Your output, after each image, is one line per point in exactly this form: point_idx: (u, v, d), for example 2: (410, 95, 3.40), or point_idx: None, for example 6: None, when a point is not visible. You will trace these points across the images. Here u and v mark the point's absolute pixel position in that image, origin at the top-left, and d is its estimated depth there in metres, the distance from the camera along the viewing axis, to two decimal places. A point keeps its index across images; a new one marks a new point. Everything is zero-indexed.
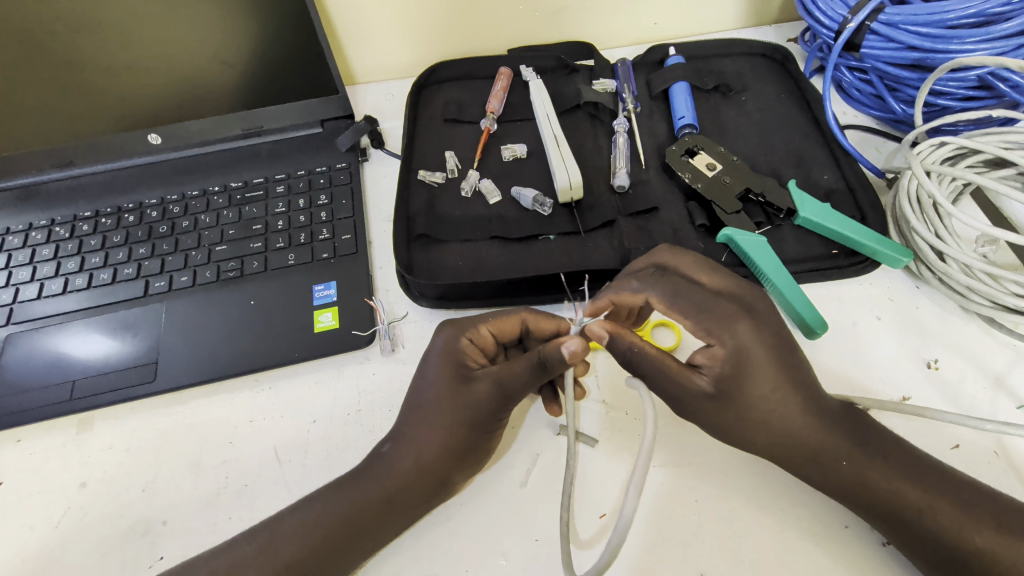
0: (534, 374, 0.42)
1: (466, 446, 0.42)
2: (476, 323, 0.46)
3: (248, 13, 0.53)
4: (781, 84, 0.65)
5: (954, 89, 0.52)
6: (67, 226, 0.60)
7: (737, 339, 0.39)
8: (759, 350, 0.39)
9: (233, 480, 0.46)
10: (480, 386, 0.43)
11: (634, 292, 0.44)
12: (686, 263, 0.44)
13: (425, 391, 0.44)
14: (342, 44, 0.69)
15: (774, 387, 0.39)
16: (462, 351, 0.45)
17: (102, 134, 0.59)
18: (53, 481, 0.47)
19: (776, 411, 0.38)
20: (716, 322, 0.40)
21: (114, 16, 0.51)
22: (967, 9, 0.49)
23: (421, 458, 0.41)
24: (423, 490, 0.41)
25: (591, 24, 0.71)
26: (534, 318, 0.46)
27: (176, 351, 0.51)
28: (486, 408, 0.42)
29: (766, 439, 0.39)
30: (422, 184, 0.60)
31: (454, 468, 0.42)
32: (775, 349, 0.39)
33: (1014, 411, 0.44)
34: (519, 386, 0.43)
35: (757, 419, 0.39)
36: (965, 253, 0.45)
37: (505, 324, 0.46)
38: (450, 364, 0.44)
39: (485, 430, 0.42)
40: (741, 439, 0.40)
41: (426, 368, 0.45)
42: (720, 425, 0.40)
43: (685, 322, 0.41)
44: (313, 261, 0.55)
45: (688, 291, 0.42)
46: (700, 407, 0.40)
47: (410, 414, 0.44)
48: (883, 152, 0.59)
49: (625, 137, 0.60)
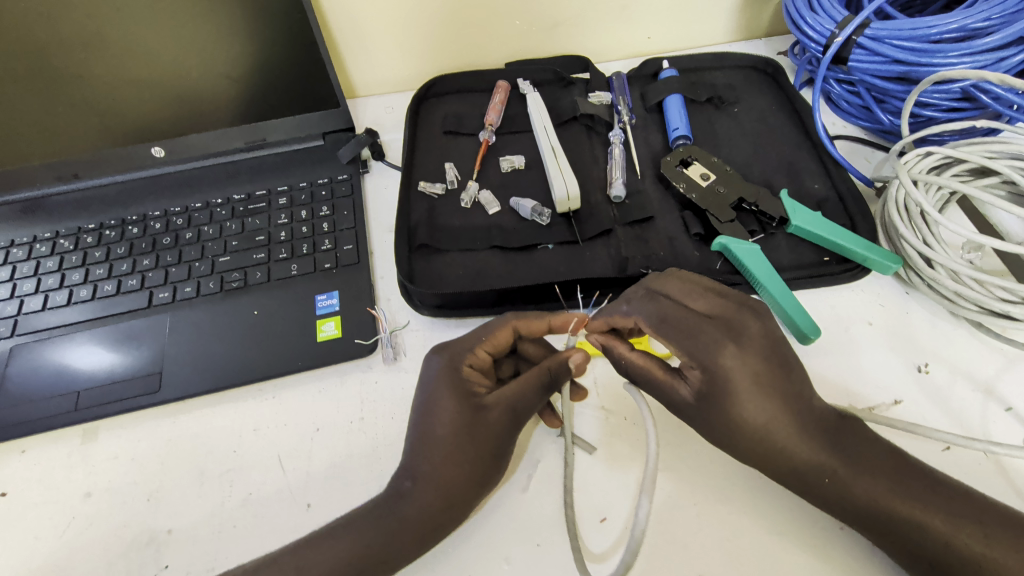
0: (542, 389, 0.44)
1: (487, 472, 0.42)
2: (472, 347, 0.46)
3: (251, 28, 0.55)
4: (772, 96, 0.66)
5: (938, 101, 0.54)
6: (72, 238, 0.61)
7: (720, 362, 0.40)
8: (740, 374, 0.40)
9: (238, 489, 0.46)
10: (494, 412, 0.43)
11: (624, 315, 0.45)
12: (676, 288, 0.45)
13: (437, 425, 0.43)
14: (343, 58, 0.70)
15: (760, 404, 0.39)
16: (466, 379, 0.45)
17: (105, 147, 0.60)
18: (58, 491, 0.47)
19: (762, 426, 0.39)
20: (699, 347, 0.41)
21: (121, 33, 0.52)
22: (949, 24, 0.50)
23: (445, 491, 0.41)
24: (450, 521, 0.41)
25: (587, 38, 0.73)
26: (526, 321, 0.47)
27: (180, 361, 0.52)
28: (504, 433, 0.43)
29: (753, 451, 0.40)
30: (423, 195, 0.61)
31: (477, 494, 0.42)
32: (759, 374, 0.40)
33: (1002, 414, 0.45)
34: (531, 406, 0.44)
35: (741, 434, 0.40)
36: (952, 260, 0.46)
37: (498, 338, 0.47)
38: (457, 393, 0.44)
39: (504, 454, 0.43)
40: (728, 449, 0.41)
41: (433, 400, 0.44)
42: (704, 434, 0.42)
43: (670, 347, 0.42)
44: (316, 272, 0.56)
45: (674, 315, 0.43)
46: (686, 414, 0.42)
47: (424, 449, 0.43)
48: (872, 162, 0.61)
49: (620, 148, 0.61)
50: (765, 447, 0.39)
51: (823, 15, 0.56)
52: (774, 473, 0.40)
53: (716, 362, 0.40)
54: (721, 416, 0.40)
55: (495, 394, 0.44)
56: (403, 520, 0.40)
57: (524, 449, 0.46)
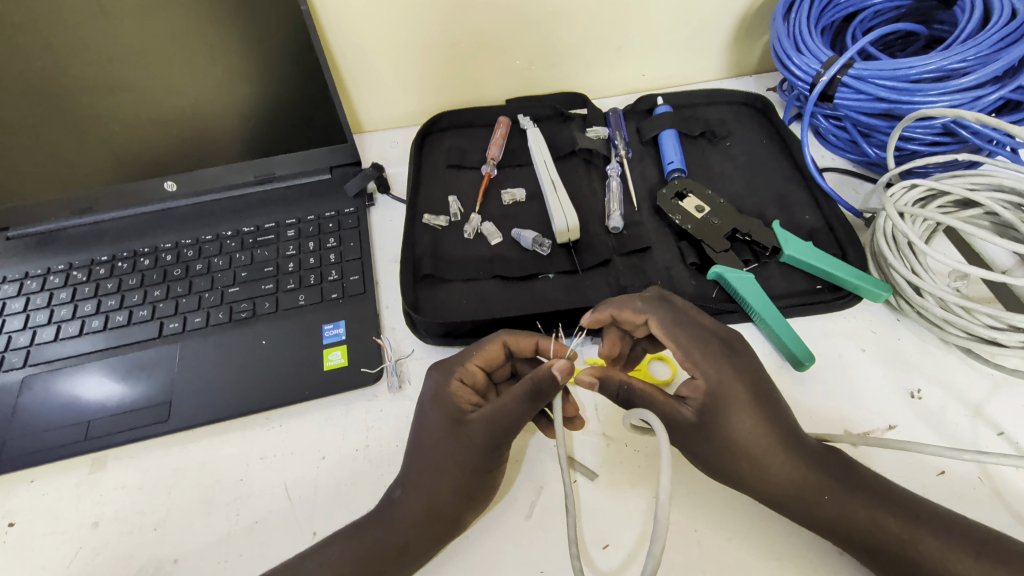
0: (525, 403, 0.43)
1: (472, 487, 0.43)
2: (463, 362, 0.47)
3: (263, 69, 0.57)
4: (763, 131, 0.69)
5: (921, 135, 0.56)
6: (85, 270, 0.62)
7: (720, 374, 0.42)
8: (736, 388, 0.42)
9: (244, 518, 0.47)
10: (475, 427, 0.43)
11: (636, 312, 0.46)
12: (684, 300, 0.47)
13: (425, 439, 0.45)
14: (350, 96, 0.73)
15: (754, 424, 0.41)
16: (454, 393, 0.46)
17: (120, 183, 0.62)
18: (66, 521, 0.48)
19: (757, 445, 0.41)
20: (704, 355, 0.43)
21: (140, 75, 0.55)
22: (928, 65, 0.53)
23: (430, 503, 0.42)
24: (436, 535, 0.42)
25: (584, 75, 0.76)
26: (514, 337, 0.48)
27: (189, 390, 0.53)
28: (485, 448, 0.43)
29: (748, 475, 0.41)
30: (427, 227, 0.63)
31: (462, 510, 0.43)
32: (755, 391, 0.42)
33: (995, 438, 0.46)
34: (514, 421, 0.43)
35: (737, 452, 0.41)
36: (940, 288, 0.47)
37: (488, 352, 0.48)
38: (445, 409, 0.45)
39: (489, 469, 0.43)
40: (725, 472, 0.41)
41: (424, 415, 0.46)
42: (700, 455, 0.42)
43: (676, 354, 0.44)
44: (324, 301, 0.58)
45: (686, 322, 0.45)
46: (684, 435, 0.42)
47: (414, 461, 0.44)
48: (860, 193, 0.63)
49: (618, 181, 0.63)
50: (760, 470, 0.40)
51: (808, 55, 0.59)
52: (766, 499, 0.41)
53: (717, 374, 0.42)
54: (722, 434, 0.41)
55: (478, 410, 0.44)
56: (406, 544, 0.41)
57: (527, 478, 0.47)
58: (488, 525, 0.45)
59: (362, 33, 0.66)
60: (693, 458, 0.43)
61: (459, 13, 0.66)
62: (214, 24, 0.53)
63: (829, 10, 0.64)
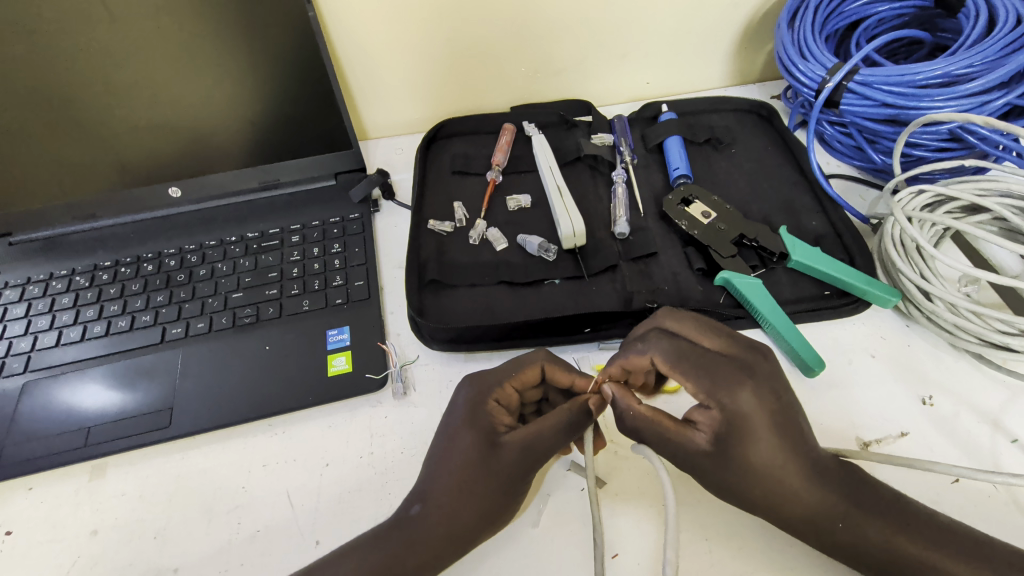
0: (563, 434, 0.43)
1: (497, 508, 0.42)
2: (500, 380, 0.47)
3: (269, 74, 0.57)
4: (768, 138, 0.69)
5: (928, 141, 0.57)
6: (88, 275, 0.62)
7: (738, 403, 0.40)
8: (757, 417, 0.40)
9: (245, 526, 0.46)
10: (510, 448, 0.43)
11: (640, 353, 0.44)
12: (688, 326, 0.45)
13: (454, 455, 0.43)
14: (356, 102, 0.73)
15: (772, 448, 0.40)
16: (489, 411, 0.45)
17: (124, 188, 0.62)
18: (64, 529, 0.47)
19: (776, 473, 0.39)
20: (716, 385, 0.41)
21: (145, 79, 0.55)
22: (934, 71, 0.53)
23: (451, 523, 0.41)
24: (454, 553, 0.40)
25: (588, 83, 0.76)
26: (555, 366, 0.47)
27: (191, 396, 0.52)
28: (517, 471, 0.42)
29: (764, 497, 0.40)
30: (432, 233, 0.63)
31: (482, 529, 0.41)
32: (773, 420, 0.40)
33: (1010, 446, 0.45)
34: (549, 448, 0.43)
35: (754, 480, 0.40)
36: (950, 293, 0.47)
37: (526, 375, 0.47)
38: (479, 424, 0.44)
39: (516, 493, 0.42)
40: (743, 496, 0.40)
41: (456, 430, 0.44)
42: (719, 482, 0.41)
43: (686, 386, 0.42)
44: (327, 307, 0.57)
45: (688, 354, 0.42)
46: (700, 464, 0.41)
47: (436, 473, 0.43)
48: (866, 200, 0.63)
49: (623, 188, 0.64)
50: (778, 492, 0.39)
51: (813, 62, 0.59)
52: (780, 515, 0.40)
53: (734, 403, 0.40)
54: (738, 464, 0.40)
55: (514, 431, 0.44)
56: (419, 553, 0.40)
57: (538, 489, 0.46)
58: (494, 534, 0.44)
59: (369, 40, 0.66)
60: (711, 484, 0.42)
61: (464, 20, 0.66)
62: (221, 29, 0.53)
63: (833, 18, 0.65)
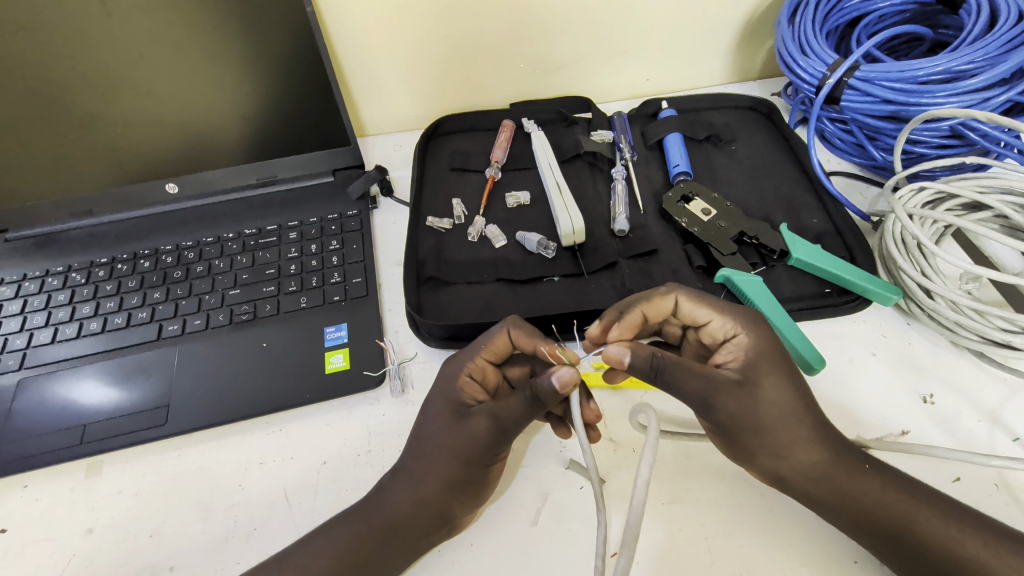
0: (530, 406, 0.42)
1: (463, 480, 0.42)
2: (472, 356, 0.47)
3: (267, 70, 0.57)
4: (768, 135, 0.69)
5: (929, 138, 0.57)
6: (84, 272, 0.61)
7: (757, 338, 0.44)
8: (764, 352, 0.43)
9: (242, 523, 0.46)
10: (476, 419, 0.43)
11: (663, 294, 0.47)
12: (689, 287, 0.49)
13: (426, 426, 0.45)
14: (354, 100, 0.73)
15: (779, 393, 0.42)
16: (461, 387, 0.46)
17: (122, 186, 0.61)
18: (59, 527, 0.47)
19: (779, 429, 0.41)
20: (738, 317, 0.45)
21: (142, 75, 0.54)
22: (935, 67, 0.53)
23: (423, 496, 0.42)
24: (428, 531, 0.41)
25: (587, 81, 0.76)
26: (519, 332, 0.46)
27: (187, 394, 0.52)
28: (481, 444, 0.42)
29: (774, 456, 0.41)
30: (431, 230, 0.62)
31: (455, 505, 0.42)
32: (779, 352, 0.44)
33: (1011, 443, 0.45)
34: (517, 420, 0.42)
35: (765, 428, 0.41)
36: (951, 290, 0.47)
37: (495, 346, 0.47)
38: (450, 399, 0.45)
39: (483, 464, 0.42)
40: (749, 450, 0.42)
41: (428, 404, 0.46)
42: (745, 417, 0.41)
43: (712, 318, 0.46)
44: (325, 304, 0.57)
45: (710, 295, 0.47)
46: (729, 400, 0.42)
47: (416, 452, 0.44)
48: (867, 197, 0.63)
49: (623, 184, 0.63)
50: (779, 454, 0.41)
51: (814, 58, 0.59)
52: (793, 491, 0.41)
53: (754, 336, 0.44)
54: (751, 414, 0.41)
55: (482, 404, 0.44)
56: (409, 536, 0.41)
57: (524, 468, 0.47)
58: (490, 535, 0.44)
59: (366, 37, 0.65)
60: (735, 425, 0.41)
61: (461, 17, 0.65)
62: (218, 25, 0.53)
63: (833, 15, 0.64)
